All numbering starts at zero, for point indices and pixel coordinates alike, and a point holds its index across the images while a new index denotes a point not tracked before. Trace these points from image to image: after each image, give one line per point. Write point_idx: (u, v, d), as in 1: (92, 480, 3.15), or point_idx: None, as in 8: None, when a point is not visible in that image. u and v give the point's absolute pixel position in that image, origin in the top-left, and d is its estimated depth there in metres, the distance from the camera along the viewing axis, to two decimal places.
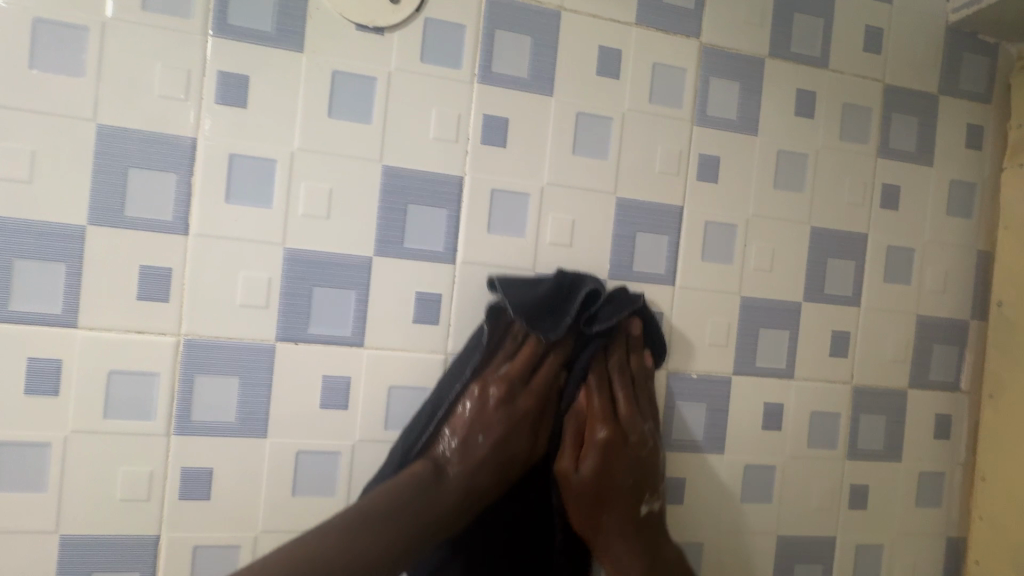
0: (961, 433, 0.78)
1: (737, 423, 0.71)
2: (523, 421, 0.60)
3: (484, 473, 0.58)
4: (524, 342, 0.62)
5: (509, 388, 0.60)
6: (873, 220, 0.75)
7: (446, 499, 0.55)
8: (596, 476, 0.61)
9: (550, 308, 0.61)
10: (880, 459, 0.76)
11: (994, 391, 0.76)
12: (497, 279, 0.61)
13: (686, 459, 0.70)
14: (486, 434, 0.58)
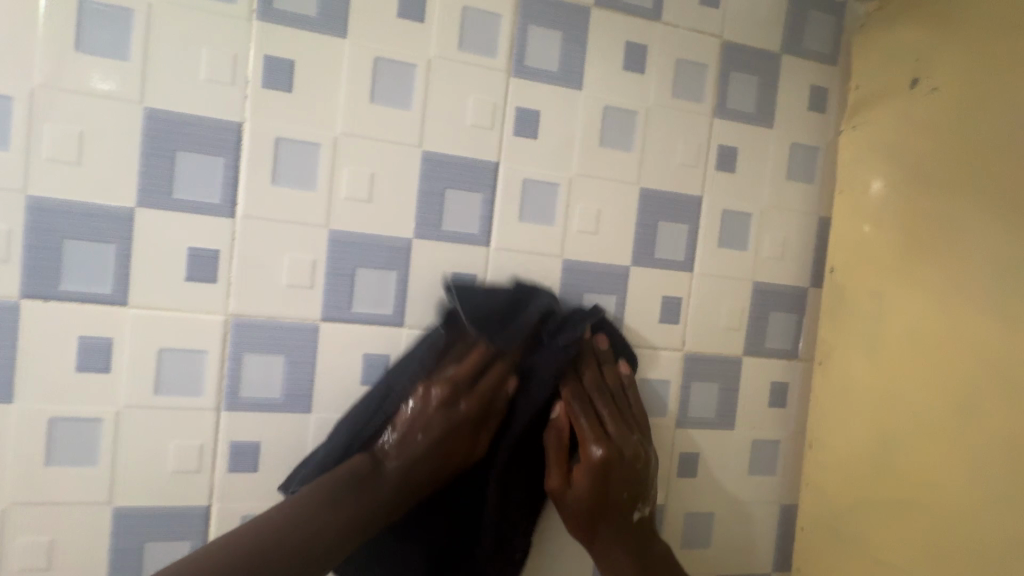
0: (796, 401, 0.78)
1: None
2: (465, 428, 0.61)
3: (424, 468, 0.59)
4: (475, 348, 0.61)
5: (455, 390, 0.61)
6: (708, 183, 0.72)
7: (381, 495, 0.57)
8: (595, 490, 0.62)
9: (502, 316, 0.60)
10: (711, 427, 0.75)
11: (823, 358, 0.73)
12: (452, 284, 0.60)
13: None
14: (424, 431, 0.59)
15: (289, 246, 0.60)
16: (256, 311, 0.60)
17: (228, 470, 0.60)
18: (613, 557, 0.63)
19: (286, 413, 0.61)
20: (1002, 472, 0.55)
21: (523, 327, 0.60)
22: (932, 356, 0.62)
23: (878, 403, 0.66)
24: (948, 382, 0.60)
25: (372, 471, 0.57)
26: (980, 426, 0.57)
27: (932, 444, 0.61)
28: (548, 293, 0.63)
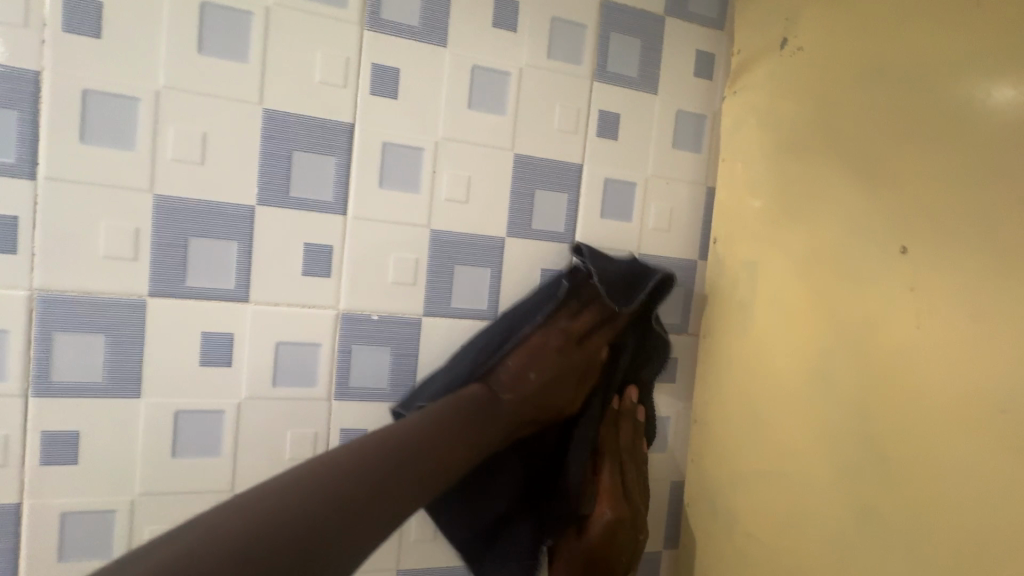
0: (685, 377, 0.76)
1: (428, 368, 0.65)
2: (569, 360, 0.63)
3: (533, 418, 0.61)
4: (589, 303, 0.65)
5: (559, 321, 0.64)
6: (589, 150, 0.69)
7: (498, 423, 0.57)
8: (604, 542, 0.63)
9: (629, 275, 0.65)
10: None
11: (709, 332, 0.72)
12: (581, 246, 0.65)
13: (363, 411, 0.64)
14: (535, 371, 0.62)
15: (107, 213, 0.54)
16: (66, 285, 0.53)
17: (42, 462, 0.54)
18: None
19: (109, 399, 0.56)
20: (839, 446, 0.53)
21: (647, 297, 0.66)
22: (789, 327, 0.60)
23: (748, 376, 0.65)
24: (801, 352, 0.58)
25: (489, 398, 0.59)
26: (823, 398, 0.55)
27: (785, 417, 0.60)
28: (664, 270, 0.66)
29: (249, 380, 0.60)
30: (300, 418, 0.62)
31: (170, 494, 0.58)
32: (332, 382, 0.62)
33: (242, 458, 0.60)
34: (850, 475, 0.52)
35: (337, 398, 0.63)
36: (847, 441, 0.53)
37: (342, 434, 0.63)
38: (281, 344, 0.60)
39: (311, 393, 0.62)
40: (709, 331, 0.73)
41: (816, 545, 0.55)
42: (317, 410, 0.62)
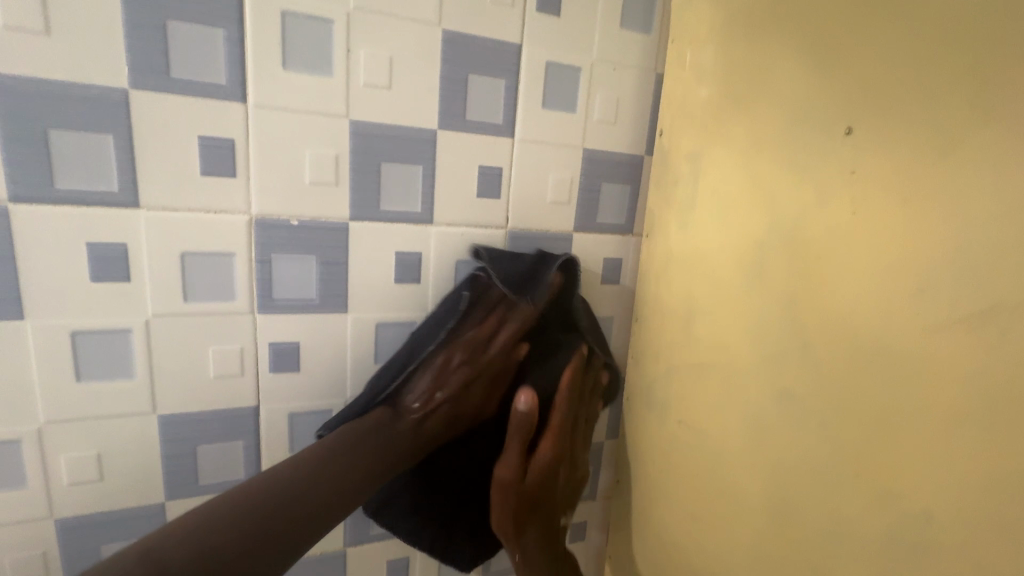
0: (629, 277, 0.76)
1: (361, 277, 0.61)
2: (478, 378, 0.62)
3: (439, 432, 0.61)
4: (495, 311, 0.63)
5: (473, 351, 0.62)
6: (528, 27, 0.61)
7: (401, 439, 0.57)
8: (541, 484, 0.64)
9: (534, 274, 0.62)
10: None
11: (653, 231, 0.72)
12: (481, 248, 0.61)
13: (292, 325, 0.59)
14: (444, 390, 0.60)
15: None
16: None
17: None
18: (532, 561, 0.64)
19: None
20: (767, 337, 0.54)
21: (543, 283, 0.62)
22: (729, 223, 0.59)
23: (689, 274, 0.65)
24: (740, 248, 0.58)
25: (392, 421, 0.57)
26: (758, 293, 0.56)
27: (720, 312, 0.60)
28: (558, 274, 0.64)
29: (155, 295, 0.53)
30: (221, 334, 0.57)
31: (78, 419, 0.53)
32: (253, 294, 0.57)
33: (160, 380, 0.56)
34: (776, 363, 0.54)
35: (262, 312, 0.58)
36: (775, 332, 0.54)
37: (271, 348, 0.59)
38: (188, 255, 0.54)
39: (232, 306, 0.57)
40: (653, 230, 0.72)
41: (741, 429, 0.58)
42: (240, 325, 0.57)
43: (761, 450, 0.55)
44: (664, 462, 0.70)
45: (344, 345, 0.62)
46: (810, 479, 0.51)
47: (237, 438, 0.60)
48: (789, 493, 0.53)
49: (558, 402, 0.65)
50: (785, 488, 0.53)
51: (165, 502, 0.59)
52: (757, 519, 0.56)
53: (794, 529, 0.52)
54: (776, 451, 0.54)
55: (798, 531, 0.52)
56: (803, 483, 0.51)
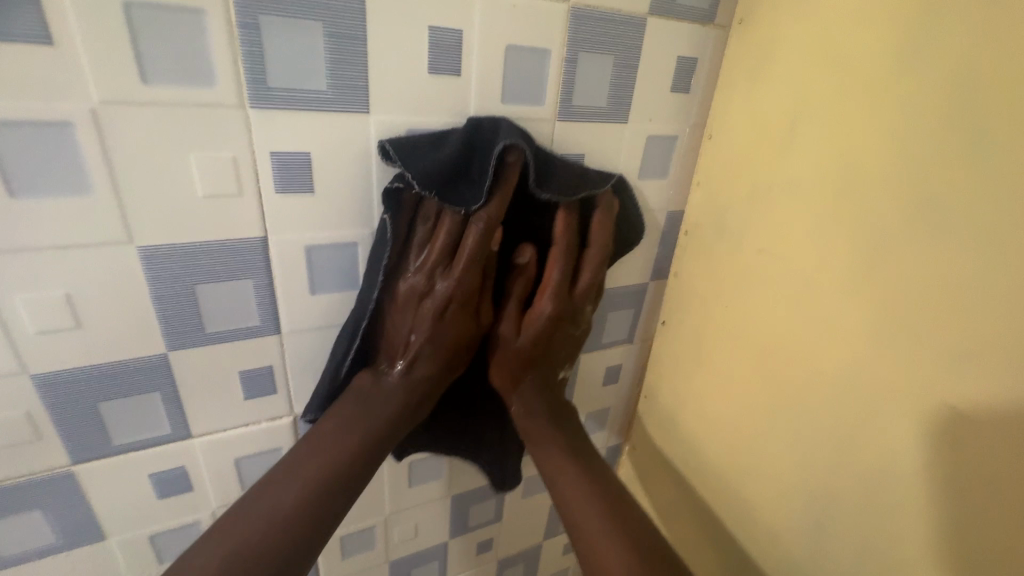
0: (702, 84, 0.62)
1: (384, 64, 0.45)
2: (455, 308, 0.49)
3: (438, 375, 0.52)
4: (439, 220, 0.48)
5: (433, 277, 0.48)
6: None
7: (392, 398, 0.49)
8: (542, 344, 0.57)
9: (461, 165, 0.47)
10: (599, 122, 0.58)
11: (745, 16, 0.58)
12: (389, 143, 0.46)
13: (300, 127, 0.45)
14: (416, 330, 0.50)
15: None
16: None
17: None
18: (534, 410, 0.57)
19: None
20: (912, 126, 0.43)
21: (486, 177, 0.47)
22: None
23: (803, 68, 0.52)
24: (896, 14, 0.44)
25: (377, 384, 0.50)
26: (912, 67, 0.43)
27: (845, 106, 0.48)
28: (510, 131, 0.48)
29: (95, 71, 0.37)
30: (202, 136, 0.42)
31: (25, 251, 0.40)
32: (239, 79, 0.41)
33: (129, 201, 0.41)
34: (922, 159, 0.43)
35: (255, 108, 0.42)
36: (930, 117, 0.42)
37: (273, 160, 0.45)
38: (134, 8, 0.36)
39: (214, 99, 0.41)
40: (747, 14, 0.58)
41: (849, 247, 0.49)
42: (227, 124, 0.42)
43: (870, 268, 0.47)
44: (730, 297, 0.64)
45: (368, 160, 0.48)
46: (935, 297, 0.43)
47: (245, 276, 0.48)
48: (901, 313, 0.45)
49: (552, 255, 0.55)
50: (895, 310, 0.46)
51: (168, 352, 0.48)
52: (849, 347, 0.50)
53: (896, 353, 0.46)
54: (892, 269, 0.46)
55: (898, 357, 0.45)
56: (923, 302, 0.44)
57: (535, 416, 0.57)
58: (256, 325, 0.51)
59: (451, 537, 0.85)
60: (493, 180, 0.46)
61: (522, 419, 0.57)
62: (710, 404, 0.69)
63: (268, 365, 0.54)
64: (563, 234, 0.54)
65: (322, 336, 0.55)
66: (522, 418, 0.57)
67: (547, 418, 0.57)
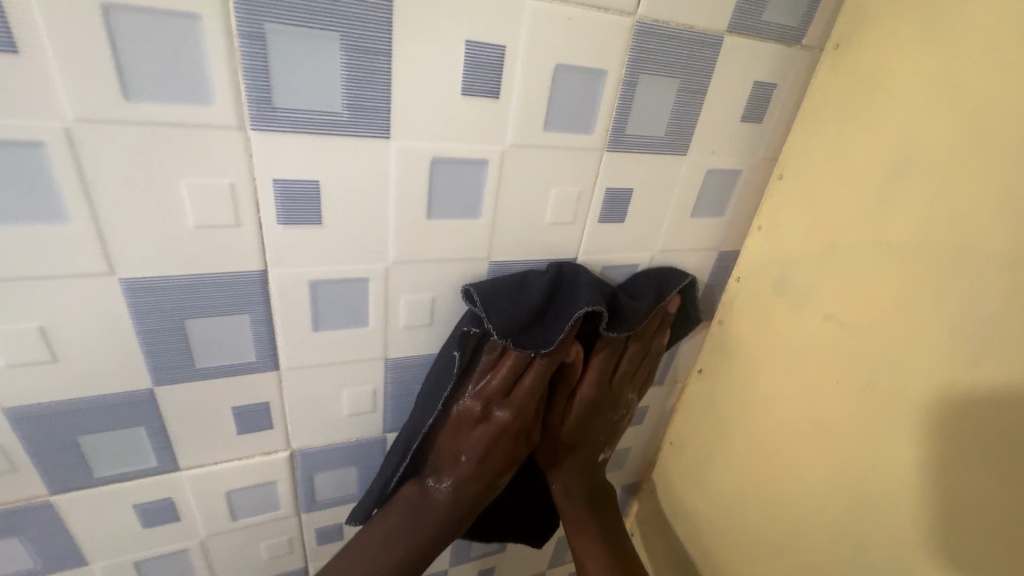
0: (777, 113, 0.54)
1: (410, 83, 0.38)
2: (509, 435, 0.53)
3: (483, 489, 0.54)
4: (507, 354, 0.51)
5: (489, 406, 0.52)
6: None
7: (437, 513, 0.52)
8: (577, 430, 0.62)
9: (538, 313, 0.49)
10: (654, 152, 0.50)
11: (842, 41, 0.49)
12: (473, 288, 0.47)
13: (309, 152, 0.38)
14: (467, 452, 0.53)
15: None
16: None
17: None
18: (571, 491, 0.62)
19: None
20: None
21: (559, 328, 0.49)
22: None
23: (910, 116, 0.44)
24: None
25: (424, 496, 0.53)
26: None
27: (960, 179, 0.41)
28: (588, 283, 0.50)
29: (69, 83, 0.31)
30: (195, 160, 0.36)
31: None
32: (240, 97, 0.35)
33: (112, 232, 0.36)
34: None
35: (256, 130, 0.36)
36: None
37: (276, 189, 0.39)
38: (114, 11, 0.30)
39: (212, 120, 0.35)
40: (846, 38, 0.49)
41: (947, 343, 0.43)
42: (227, 149, 0.36)
43: (975, 372, 0.41)
44: (786, 360, 0.57)
45: (386, 191, 0.42)
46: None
47: (241, 311, 0.43)
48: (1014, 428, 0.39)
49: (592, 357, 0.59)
50: (1003, 423, 0.40)
51: (155, 387, 0.44)
52: (936, 451, 0.44)
53: (1003, 471, 0.40)
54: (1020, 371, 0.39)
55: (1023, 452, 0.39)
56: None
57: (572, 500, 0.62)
58: (253, 362, 0.46)
59: (452, 565, 0.81)
60: (567, 332, 0.48)
61: (561, 497, 0.62)
62: (750, 467, 0.64)
63: (266, 402, 0.50)
64: (601, 348, 0.59)
65: (325, 373, 0.50)
66: (561, 497, 0.62)
67: (584, 504, 0.62)
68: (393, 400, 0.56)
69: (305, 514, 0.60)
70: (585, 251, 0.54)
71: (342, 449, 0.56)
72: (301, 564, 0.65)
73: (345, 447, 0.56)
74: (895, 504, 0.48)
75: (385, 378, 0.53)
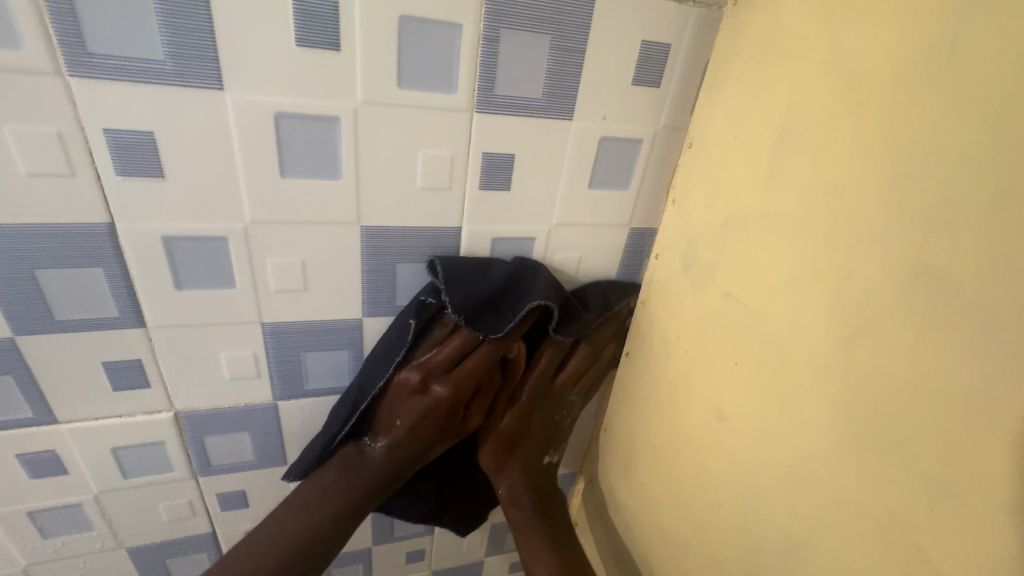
0: (675, 78, 0.51)
1: (236, 32, 0.38)
2: (442, 410, 0.53)
3: (416, 454, 0.55)
4: (458, 332, 0.52)
5: (429, 377, 0.52)
6: None
7: (370, 472, 0.53)
8: (520, 423, 0.62)
9: (493, 302, 0.51)
10: (532, 115, 0.48)
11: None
12: (438, 261, 0.50)
13: (133, 102, 0.38)
14: (402, 418, 0.53)
15: None
16: None
17: None
18: (518, 495, 0.62)
19: None
20: (919, 176, 0.32)
21: (512, 316, 0.51)
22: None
23: (803, 67, 0.40)
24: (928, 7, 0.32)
25: (358, 457, 0.54)
26: (936, 96, 0.31)
27: (845, 133, 0.37)
28: (549, 279, 0.54)
29: None
30: (14, 106, 0.36)
31: None
32: (50, 42, 0.35)
33: None
34: (932, 221, 0.32)
35: (72, 77, 0.36)
36: (948, 161, 0.31)
37: (107, 139, 0.39)
38: None
39: (23, 64, 0.35)
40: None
41: (829, 315, 0.39)
42: (47, 94, 0.36)
43: (864, 351, 0.36)
44: (693, 343, 0.53)
45: (228, 145, 0.42)
46: (928, 399, 0.32)
47: (91, 263, 0.44)
48: (882, 405, 0.35)
49: (543, 347, 0.60)
50: (888, 404, 0.35)
51: (16, 336, 0.45)
52: (831, 441, 0.39)
53: (872, 455, 0.36)
54: (906, 353, 0.33)
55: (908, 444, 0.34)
56: (908, 401, 0.33)
57: (519, 507, 0.61)
58: (115, 317, 0.47)
59: (374, 544, 0.80)
60: (518, 323, 0.51)
61: (507, 503, 0.62)
62: (661, 456, 0.60)
63: (137, 359, 0.50)
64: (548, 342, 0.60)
65: (196, 333, 0.50)
66: (507, 505, 0.62)
67: (531, 506, 0.62)
68: (278, 368, 0.55)
69: (201, 478, 0.61)
70: (469, 220, 0.52)
71: (229, 414, 0.56)
72: (207, 528, 0.65)
73: (233, 413, 0.57)
74: (778, 488, 0.44)
75: (264, 344, 0.53)
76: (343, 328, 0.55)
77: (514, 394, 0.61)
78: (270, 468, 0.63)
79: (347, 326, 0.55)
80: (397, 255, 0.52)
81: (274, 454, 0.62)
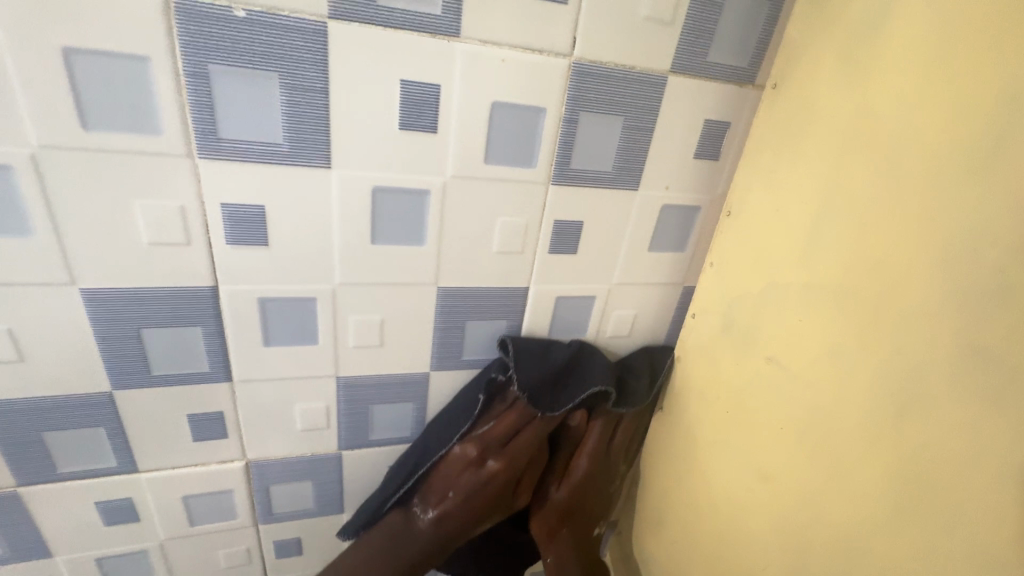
0: (732, 151, 0.55)
1: (348, 118, 0.41)
2: (496, 487, 0.54)
3: (465, 527, 0.54)
4: (516, 407, 0.55)
5: (486, 451, 0.54)
6: None
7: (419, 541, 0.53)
8: (574, 498, 0.63)
9: (553, 382, 0.55)
10: (602, 185, 0.51)
11: (778, 79, 0.49)
12: (509, 340, 0.55)
13: (249, 180, 0.42)
14: (455, 489, 0.54)
15: None
16: None
17: None
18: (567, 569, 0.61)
19: None
20: (963, 256, 0.35)
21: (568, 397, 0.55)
22: (957, 71, 0.35)
23: (839, 151, 0.44)
24: (968, 110, 0.35)
25: (408, 525, 0.54)
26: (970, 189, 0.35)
27: (880, 216, 0.40)
28: (603, 362, 0.58)
29: (36, 117, 0.35)
30: (148, 184, 0.40)
31: None
32: (188, 129, 0.39)
33: (72, 245, 0.40)
34: (981, 303, 0.34)
35: (203, 158, 0.40)
36: (991, 248, 0.33)
37: (223, 213, 0.42)
38: (74, 55, 0.34)
39: (163, 148, 0.39)
40: (783, 78, 0.49)
41: (876, 386, 0.40)
42: (177, 174, 0.40)
43: (914, 422, 0.38)
44: (735, 403, 0.54)
45: (327, 215, 0.45)
46: (988, 467, 0.33)
47: (192, 323, 0.46)
48: (938, 473, 0.36)
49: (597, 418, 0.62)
50: (947, 473, 0.36)
51: (114, 391, 0.47)
52: (886, 507, 0.40)
53: (932, 522, 0.37)
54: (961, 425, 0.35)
55: (971, 510, 0.34)
56: (968, 471, 0.35)
57: None
58: (206, 372, 0.49)
59: None
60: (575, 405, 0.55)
61: None
62: (699, 513, 0.61)
63: (219, 412, 0.52)
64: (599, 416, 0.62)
65: (277, 386, 0.52)
66: None
67: None
68: (346, 419, 0.57)
69: (262, 526, 0.62)
70: (537, 281, 0.55)
71: (295, 463, 0.58)
72: None
73: (300, 462, 0.58)
74: (835, 557, 0.44)
75: (337, 396, 0.55)
76: (411, 381, 0.57)
77: (565, 465, 0.63)
78: (327, 516, 0.64)
79: (416, 379, 0.57)
80: (467, 313, 0.54)
81: (332, 502, 0.63)
